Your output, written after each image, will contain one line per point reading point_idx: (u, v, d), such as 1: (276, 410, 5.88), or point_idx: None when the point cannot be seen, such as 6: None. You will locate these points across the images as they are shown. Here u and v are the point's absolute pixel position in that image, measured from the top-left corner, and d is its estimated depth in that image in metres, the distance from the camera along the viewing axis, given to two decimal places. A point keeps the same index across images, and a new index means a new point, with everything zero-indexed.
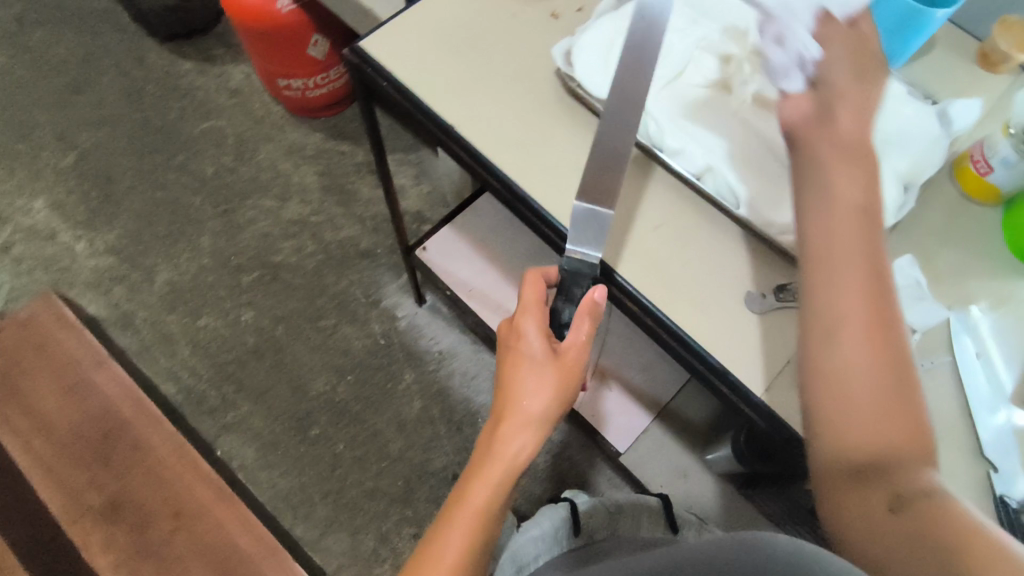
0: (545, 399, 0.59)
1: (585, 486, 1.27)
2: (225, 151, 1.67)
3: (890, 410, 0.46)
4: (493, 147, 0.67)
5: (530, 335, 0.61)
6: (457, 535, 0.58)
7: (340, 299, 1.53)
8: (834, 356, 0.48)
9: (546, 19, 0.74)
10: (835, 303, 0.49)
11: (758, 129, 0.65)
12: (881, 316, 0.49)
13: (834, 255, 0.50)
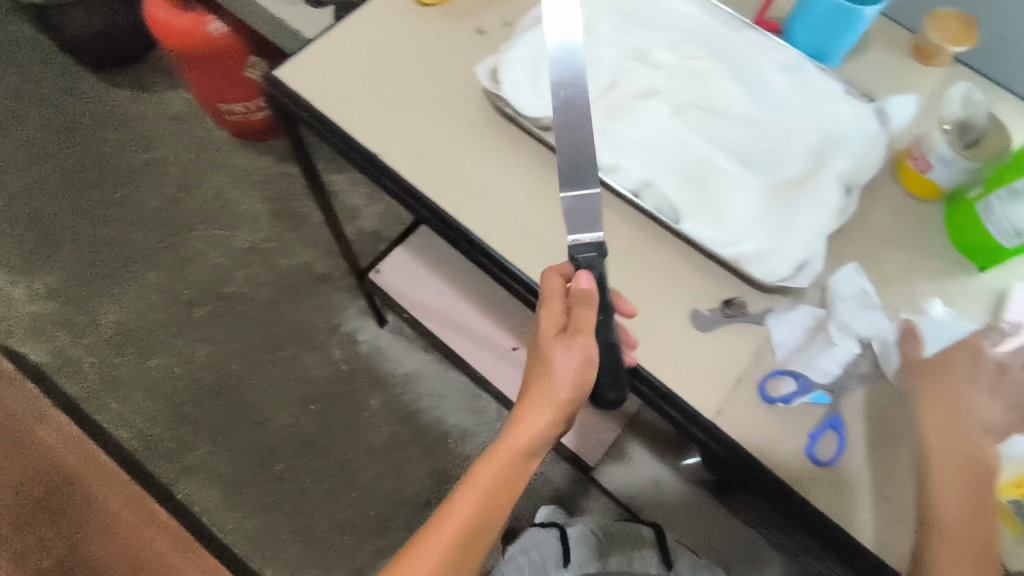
0: (559, 385, 0.53)
1: None
2: (168, 182, 1.61)
3: None
4: (422, 175, 0.65)
5: (544, 318, 0.54)
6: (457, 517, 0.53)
7: (299, 327, 1.48)
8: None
9: (472, 36, 0.72)
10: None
11: (692, 140, 0.64)
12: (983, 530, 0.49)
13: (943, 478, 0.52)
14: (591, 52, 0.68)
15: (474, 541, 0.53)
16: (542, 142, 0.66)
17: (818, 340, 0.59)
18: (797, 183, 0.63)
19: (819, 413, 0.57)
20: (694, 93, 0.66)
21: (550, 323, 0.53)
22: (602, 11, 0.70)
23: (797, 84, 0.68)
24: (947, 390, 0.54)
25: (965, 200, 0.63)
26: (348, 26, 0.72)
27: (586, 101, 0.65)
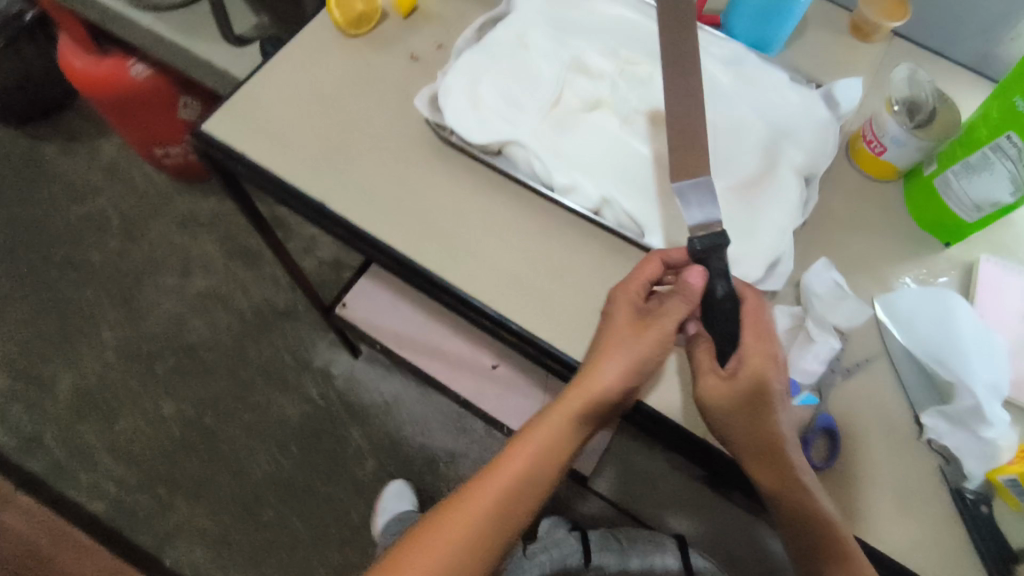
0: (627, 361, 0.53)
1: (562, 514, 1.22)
2: (110, 234, 1.53)
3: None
4: (373, 218, 0.62)
5: (622, 298, 0.55)
6: (504, 475, 0.55)
7: (269, 369, 1.43)
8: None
9: (405, 63, 0.68)
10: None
11: (644, 150, 0.62)
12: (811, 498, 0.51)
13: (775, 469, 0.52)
14: (531, 67, 0.65)
15: (517, 499, 0.55)
16: (492, 167, 0.64)
17: (798, 339, 0.58)
18: (756, 181, 0.62)
19: (808, 414, 0.57)
20: (641, 97, 0.64)
21: (628, 304, 0.54)
22: (536, 22, 0.67)
23: (743, 78, 0.67)
24: (748, 413, 0.51)
25: (923, 178, 0.63)
26: (274, 66, 0.67)
27: (532, 120, 0.63)
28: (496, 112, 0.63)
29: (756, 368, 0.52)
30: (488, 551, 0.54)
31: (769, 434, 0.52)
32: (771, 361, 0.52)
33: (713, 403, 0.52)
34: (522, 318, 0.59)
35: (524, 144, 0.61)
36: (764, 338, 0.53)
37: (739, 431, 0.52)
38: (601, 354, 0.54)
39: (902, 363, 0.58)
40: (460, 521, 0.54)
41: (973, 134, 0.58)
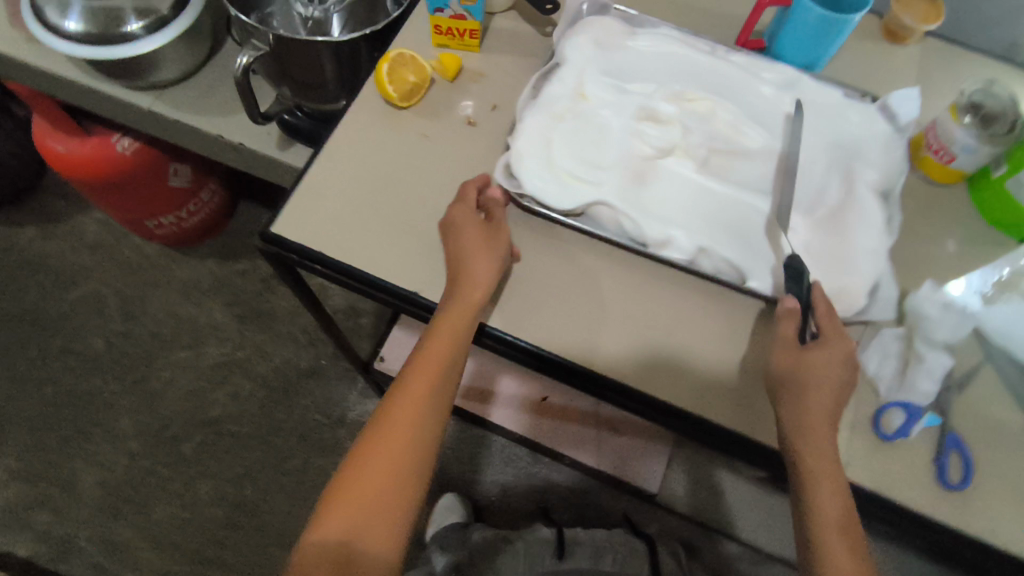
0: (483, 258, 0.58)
1: None
2: (110, 315, 1.46)
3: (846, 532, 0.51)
4: None
5: (460, 213, 0.59)
6: (408, 402, 0.58)
7: (302, 430, 1.39)
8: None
9: (465, 129, 0.66)
10: (829, 562, 0.50)
11: (726, 193, 0.62)
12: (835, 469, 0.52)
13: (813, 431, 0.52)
14: (595, 118, 0.64)
15: (427, 418, 0.58)
16: (577, 229, 0.63)
17: (908, 360, 0.60)
18: (839, 208, 0.62)
19: (935, 436, 0.58)
20: (709, 141, 0.64)
21: (466, 214, 0.59)
22: (589, 71, 0.66)
23: (802, 102, 0.67)
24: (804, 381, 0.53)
25: (991, 179, 0.65)
26: (329, 152, 0.64)
27: (612, 176, 0.62)
28: (573, 174, 0.62)
29: (829, 360, 0.53)
30: (419, 471, 0.57)
31: (832, 409, 0.53)
32: (846, 356, 0.53)
33: (782, 365, 0.54)
34: (644, 383, 0.58)
35: (609, 204, 0.61)
36: (836, 329, 0.55)
37: (790, 392, 0.53)
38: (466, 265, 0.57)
39: (1004, 368, 0.61)
40: (383, 454, 0.57)
41: None
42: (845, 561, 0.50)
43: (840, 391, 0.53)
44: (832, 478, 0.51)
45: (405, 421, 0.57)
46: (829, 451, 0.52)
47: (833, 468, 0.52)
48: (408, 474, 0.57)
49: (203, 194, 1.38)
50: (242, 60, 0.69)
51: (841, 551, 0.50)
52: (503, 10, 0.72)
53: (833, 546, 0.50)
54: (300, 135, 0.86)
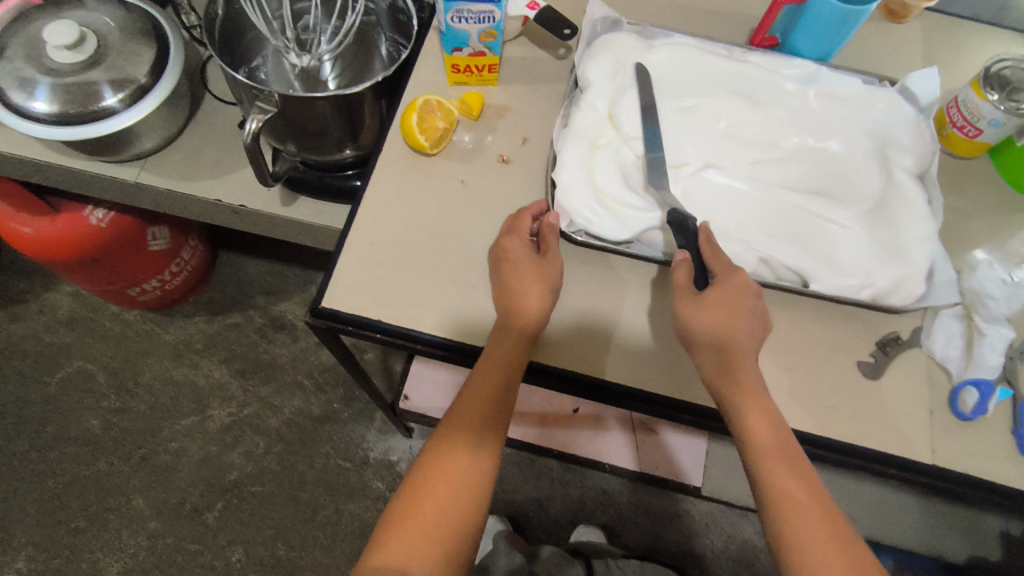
0: (528, 287, 0.55)
1: (680, 528, 1.23)
2: (102, 392, 1.38)
3: (794, 469, 0.51)
4: (543, 348, 0.59)
5: (511, 242, 0.58)
6: (456, 445, 0.53)
7: (326, 480, 1.35)
8: (789, 532, 0.49)
9: (499, 168, 0.64)
10: (775, 490, 0.51)
11: (774, 197, 0.62)
12: (761, 407, 0.53)
13: (732, 372, 0.54)
14: (633, 140, 0.63)
15: (478, 464, 0.53)
16: (631, 256, 0.62)
17: (970, 336, 0.61)
18: (883, 197, 0.63)
19: (1009, 408, 0.59)
20: (746, 147, 0.64)
21: (517, 243, 0.57)
22: (616, 91, 0.65)
23: (826, 95, 0.67)
24: (714, 324, 0.54)
25: (1016, 149, 0.67)
26: (366, 212, 0.62)
27: (662, 198, 0.61)
28: (622, 201, 0.60)
29: (728, 292, 0.54)
30: (469, 521, 0.52)
31: (737, 341, 0.54)
32: (743, 286, 0.55)
33: (688, 314, 0.55)
34: None
35: (664, 227, 0.60)
36: (728, 263, 0.56)
37: (701, 334, 0.54)
38: (515, 295, 0.55)
39: None
40: (431, 502, 0.51)
41: None
42: (790, 485, 0.51)
43: (744, 321, 0.54)
44: (757, 410, 0.53)
45: (450, 467, 0.53)
46: (745, 382, 0.53)
47: (757, 398, 0.53)
48: (457, 525, 0.51)
49: (185, 253, 1.30)
50: (251, 126, 0.65)
51: (787, 478, 0.51)
52: (514, 36, 0.71)
53: (778, 474, 0.51)
54: (304, 187, 0.82)
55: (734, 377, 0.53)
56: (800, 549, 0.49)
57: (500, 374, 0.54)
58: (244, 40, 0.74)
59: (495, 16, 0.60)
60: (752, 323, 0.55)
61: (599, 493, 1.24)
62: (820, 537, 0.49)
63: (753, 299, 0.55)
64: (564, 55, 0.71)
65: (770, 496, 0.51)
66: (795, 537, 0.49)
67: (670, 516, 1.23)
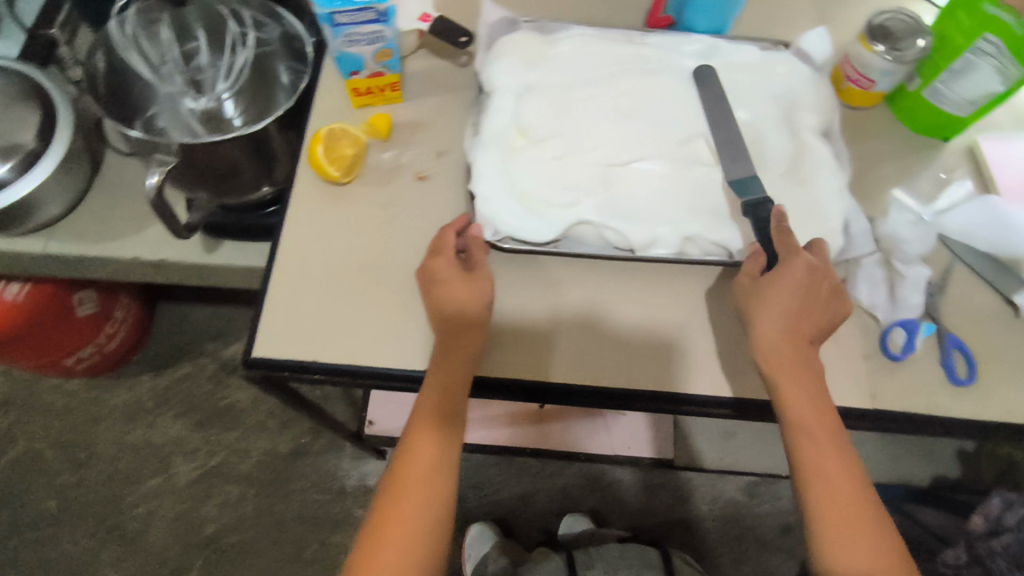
0: (460, 304, 0.55)
1: (675, 499, 1.22)
2: (53, 469, 1.29)
3: (838, 452, 0.55)
4: (486, 361, 0.59)
5: (436, 263, 0.57)
6: (415, 471, 0.53)
7: (306, 516, 1.28)
8: (823, 509, 0.54)
9: (416, 185, 0.64)
10: (812, 470, 0.54)
11: (692, 175, 0.63)
12: (815, 394, 0.55)
13: (788, 364, 0.55)
14: (546, 138, 0.63)
15: (438, 487, 0.53)
16: (562, 254, 0.62)
17: (892, 279, 0.63)
18: (797, 158, 0.64)
19: (936, 341, 0.62)
20: (662, 127, 0.64)
21: (445, 262, 0.57)
22: (523, 91, 0.64)
23: (728, 66, 0.68)
24: (782, 316, 0.55)
25: (908, 94, 0.70)
26: (288, 251, 0.61)
27: (584, 192, 0.61)
28: (544, 201, 0.61)
29: (796, 279, 0.55)
30: (437, 543, 0.51)
31: (797, 324, 0.55)
32: (807, 272, 0.55)
33: (758, 301, 0.56)
34: (671, 383, 0.60)
35: (588, 221, 0.60)
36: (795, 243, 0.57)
37: (765, 321, 0.55)
38: (449, 314, 0.55)
39: (972, 260, 0.65)
40: (397, 534, 0.51)
41: (949, 40, 0.64)
42: (824, 457, 0.54)
43: (806, 304, 0.55)
44: (806, 391, 0.54)
45: (411, 493, 0.52)
46: (800, 366, 0.55)
47: (809, 377, 0.55)
48: (427, 553, 0.51)
49: (118, 313, 1.22)
50: (154, 179, 0.62)
51: (829, 461, 0.54)
52: (413, 50, 0.70)
53: (821, 456, 0.54)
54: (226, 231, 0.79)
55: (790, 367, 0.54)
56: (836, 527, 0.53)
57: (447, 393, 0.53)
58: (134, 89, 0.69)
59: (386, 34, 0.59)
60: (813, 304, 0.56)
61: (584, 480, 1.23)
62: (842, 499, 0.54)
63: (817, 283, 0.56)
64: (466, 61, 0.70)
65: (809, 475, 0.54)
66: (832, 517, 0.53)
67: (667, 493, 1.22)
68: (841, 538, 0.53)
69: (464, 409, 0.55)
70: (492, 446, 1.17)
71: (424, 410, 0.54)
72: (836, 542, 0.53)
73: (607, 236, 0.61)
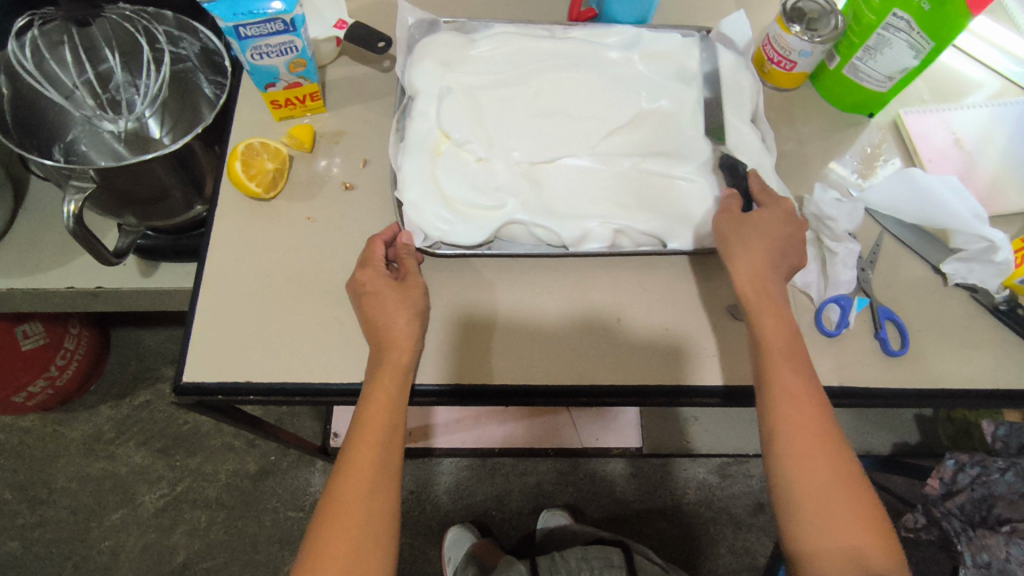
0: (391, 316, 0.54)
1: (649, 486, 1.22)
2: (9, 510, 1.22)
3: (819, 427, 0.51)
4: (426, 368, 0.59)
5: (367, 275, 0.56)
6: (356, 484, 0.50)
7: (280, 537, 1.22)
8: (800, 485, 0.50)
9: (343, 194, 0.64)
10: (789, 443, 0.51)
11: (618, 168, 0.63)
12: (796, 357, 0.54)
13: (765, 332, 0.55)
14: (470, 140, 0.62)
15: (378, 505, 0.50)
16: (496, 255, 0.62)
17: (823, 256, 0.64)
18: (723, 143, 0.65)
19: (869, 314, 0.63)
20: (587, 122, 0.64)
21: (377, 273, 0.56)
22: (444, 94, 0.64)
23: (651, 55, 0.68)
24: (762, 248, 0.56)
25: (831, 71, 0.71)
26: (219, 270, 0.60)
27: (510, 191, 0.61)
28: (472, 204, 0.60)
29: (775, 219, 0.57)
30: (381, 553, 0.49)
31: (775, 257, 0.56)
32: (787, 213, 0.58)
33: (732, 229, 0.58)
34: (613, 375, 0.60)
35: (517, 220, 0.60)
36: (774, 195, 0.59)
37: (746, 262, 0.56)
38: (382, 327, 0.54)
39: (898, 232, 0.67)
40: (340, 548, 0.48)
41: (862, 19, 0.64)
42: (798, 414, 0.52)
43: (784, 245, 0.57)
44: (783, 351, 0.54)
45: (353, 506, 0.50)
46: (782, 330, 0.55)
47: (789, 338, 0.55)
48: (370, 568, 0.49)
49: (69, 342, 1.15)
50: (70, 207, 0.59)
51: (809, 435, 0.51)
52: (333, 58, 0.70)
53: (800, 429, 0.51)
54: (162, 254, 0.76)
55: (767, 336, 0.55)
56: (814, 503, 0.49)
57: (385, 407, 0.52)
58: (47, 113, 0.66)
59: (297, 45, 0.58)
60: (789, 248, 0.57)
61: (559, 474, 1.22)
62: (815, 459, 0.51)
63: (796, 225, 0.58)
64: (390, 67, 0.71)
65: (784, 447, 0.51)
66: (809, 493, 0.50)
67: (642, 480, 1.22)
68: (814, 497, 0.50)
69: (405, 418, 0.54)
70: (463, 449, 1.19)
71: (364, 423, 0.52)
72: (812, 518, 0.49)
73: (538, 233, 0.60)
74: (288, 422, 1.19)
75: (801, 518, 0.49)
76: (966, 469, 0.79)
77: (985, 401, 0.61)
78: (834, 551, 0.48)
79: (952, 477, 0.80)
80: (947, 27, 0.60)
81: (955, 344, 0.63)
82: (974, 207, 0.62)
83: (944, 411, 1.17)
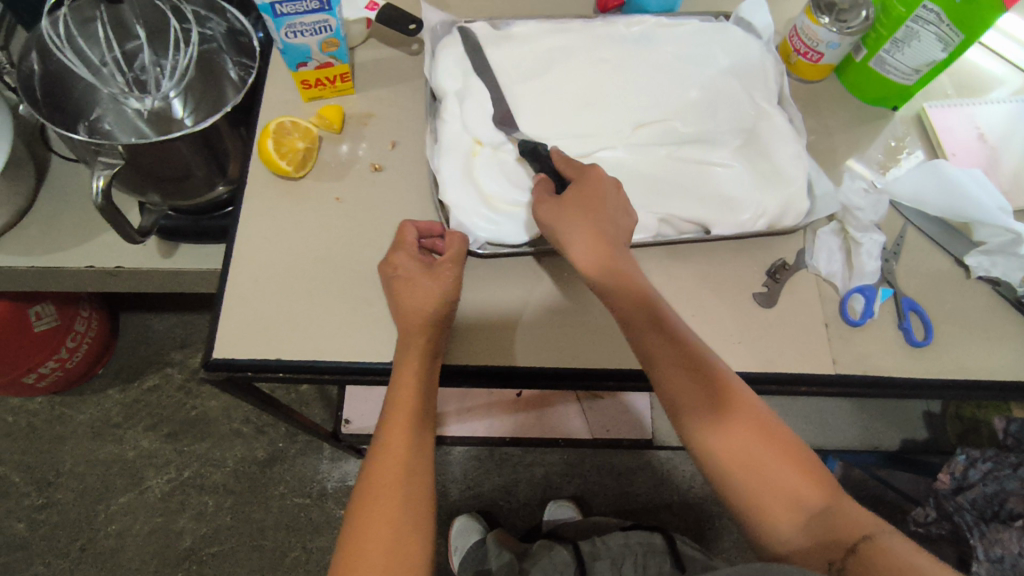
0: (423, 303, 0.54)
1: (656, 478, 1.23)
2: (17, 492, 1.21)
3: (719, 400, 0.51)
4: (457, 349, 0.60)
5: (403, 263, 0.56)
6: (393, 469, 0.50)
7: (286, 523, 1.22)
8: (725, 465, 0.50)
9: (371, 176, 0.64)
10: (704, 426, 0.51)
11: (654, 157, 0.63)
12: (669, 331, 0.53)
13: (629, 311, 0.53)
14: (505, 138, 0.62)
15: (416, 483, 0.50)
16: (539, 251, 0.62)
17: (849, 247, 0.65)
18: (754, 127, 0.65)
19: (892, 305, 0.64)
20: (618, 114, 0.65)
21: (411, 259, 0.56)
22: (475, 92, 0.64)
23: (680, 42, 0.68)
24: (591, 227, 0.54)
25: (856, 64, 0.71)
26: (245, 251, 0.61)
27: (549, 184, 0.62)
28: (512, 201, 0.61)
29: (591, 189, 0.55)
30: (418, 531, 0.49)
31: (599, 236, 0.54)
32: (599, 179, 0.56)
33: (549, 213, 0.56)
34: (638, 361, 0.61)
35: None
36: (581, 167, 0.57)
37: (580, 249, 0.54)
38: (411, 310, 0.54)
39: (924, 225, 0.67)
40: (379, 529, 0.48)
41: (891, 11, 0.64)
42: (696, 390, 0.51)
43: (604, 217, 0.55)
44: (658, 327, 0.53)
45: (388, 491, 0.49)
46: (636, 303, 0.53)
47: (651, 310, 0.54)
48: (409, 544, 0.48)
49: (80, 325, 1.14)
50: (97, 183, 0.58)
51: (718, 413, 0.51)
52: (362, 39, 0.70)
53: (710, 408, 0.51)
54: (182, 235, 0.76)
55: (631, 314, 0.53)
56: (746, 476, 0.50)
57: (414, 387, 0.53)
58: (74, 90, 0.66)
59: (331, 24, 0.58)
60: (617, 216, 0.56)
61: (564, 466, 1.23)
62: (734, 431, 0.51)
63: (617, 194, 0.56)
64: (418, 51, 0.71)
65: (702, 432, 0.51)
66: (738, 466, 0.50)
67: (643, 471, 1.23)
68: (749, 467, 0.50)
69: (433, 399, 0.54)
70: (474, 439, 1.19)
71: (397, 405, 0.52)
72: (755, 493, 0.49)
73: None
74: (298, 408, 1.19)
75: (744, 496, 0.50)
76: (977, 464, 0.79)
77: (1006, 393, 0.61)
78: (786, 511, 0.49)
79: (963, 472, 0.81)
80: (976, 20, 0.60)
81: (977, 335, 0.63)
82: (1000, 198, 0.62)
83: (951, 408, 1.17)
